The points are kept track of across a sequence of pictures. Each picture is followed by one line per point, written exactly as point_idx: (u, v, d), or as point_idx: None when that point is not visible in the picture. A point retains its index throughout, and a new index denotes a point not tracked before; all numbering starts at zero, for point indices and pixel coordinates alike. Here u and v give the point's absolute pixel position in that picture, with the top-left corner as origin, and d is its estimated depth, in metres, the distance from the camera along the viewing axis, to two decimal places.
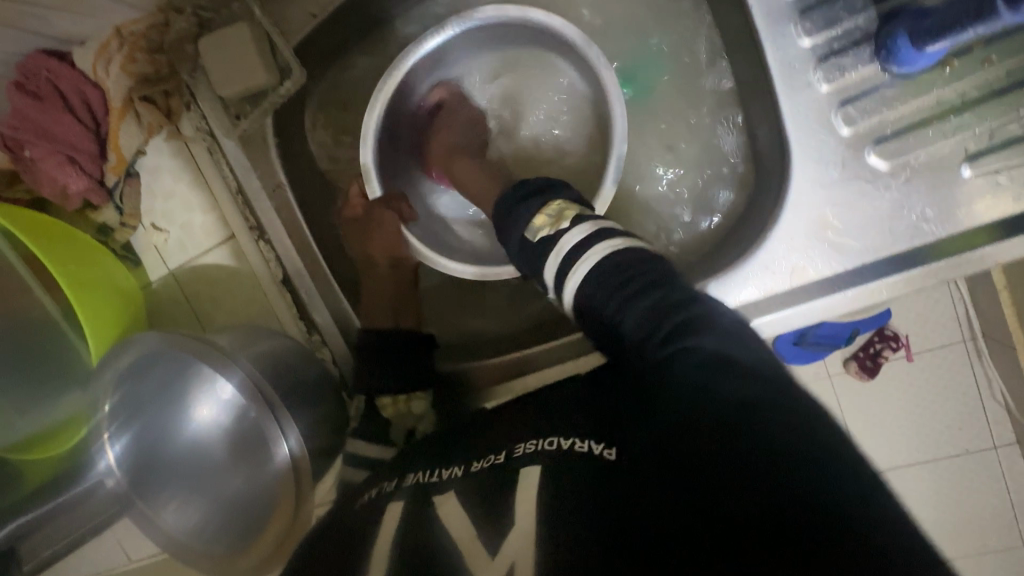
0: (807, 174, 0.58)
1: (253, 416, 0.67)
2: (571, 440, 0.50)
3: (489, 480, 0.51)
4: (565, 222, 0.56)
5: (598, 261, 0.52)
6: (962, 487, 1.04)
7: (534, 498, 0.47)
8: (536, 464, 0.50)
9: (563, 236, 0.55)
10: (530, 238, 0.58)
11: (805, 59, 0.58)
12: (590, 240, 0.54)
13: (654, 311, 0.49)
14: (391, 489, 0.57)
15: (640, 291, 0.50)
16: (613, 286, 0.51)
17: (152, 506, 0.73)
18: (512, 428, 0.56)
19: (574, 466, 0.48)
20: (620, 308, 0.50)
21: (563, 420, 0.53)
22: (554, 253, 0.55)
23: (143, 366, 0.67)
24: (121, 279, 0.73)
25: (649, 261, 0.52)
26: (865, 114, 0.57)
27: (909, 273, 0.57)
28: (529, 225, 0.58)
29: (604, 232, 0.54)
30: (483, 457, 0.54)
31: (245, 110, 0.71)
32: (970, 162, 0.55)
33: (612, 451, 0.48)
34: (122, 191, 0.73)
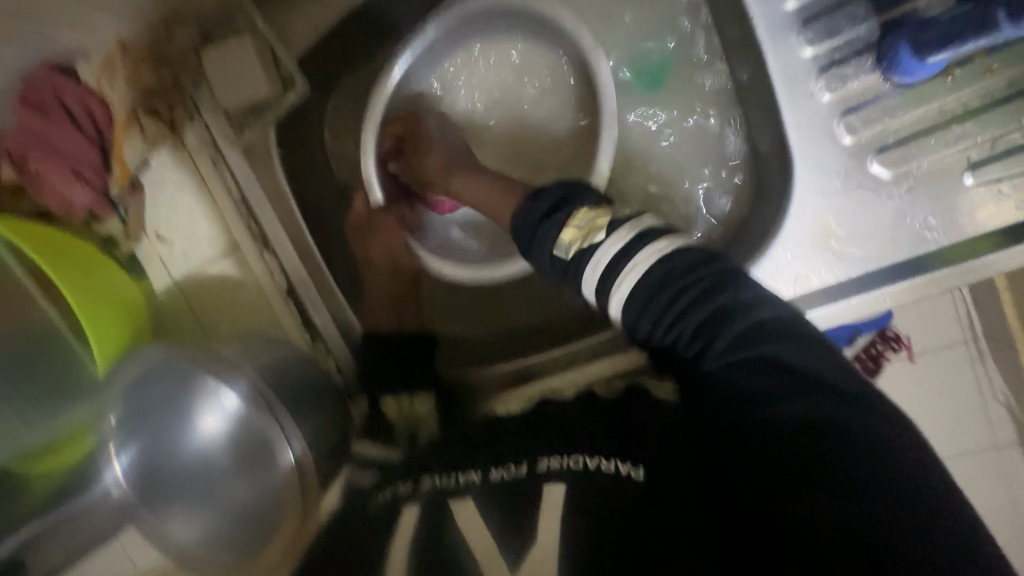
0: (810, 183, 0.59)
1: (257, 425, 0.69)
2: (598, 460, 0.49)
3: (508, 494, 0.50)
4: (598, 232, 0.53)
5: (644, 266, 0.51)
6: (965, 487, 1.04)
7: (558, 514, 0.46)
8: (560, 480, 0.49)
9: (598, 248, 0.53)
10: (558, 254, 0.56)
11: (807, 69, 0.58)
12: (639, 242, 0.52)
13: (708, 322, 0.50)
14: (403, 494, 0.56)
15: (684, 297, 0.51)
16: (657, 292, 0.51)
17: (159, 516, 0.74)
18: (529, 440, 0.55)
19: (599, 484, 0.47)
20: (670, 315, 0.51)
21: (587, 435, 0.53)
22: (586, 264, 0.54)
23: (147, 380, 0.68)
24: (126, 290, 0.73)
25: (700, 265, 0.51)
26: (867, 124, 0.57)
27: (914, 280, 0.58)
28: (559, 242, 0.56)
29: (647, 236, 0.52)
30: (500, 467, 0.53)
31: (249, 121, 0.72)
32: (972, 171, 0.55)
33: (640, 469, 0.48)
34: (127, 203, 0.74)
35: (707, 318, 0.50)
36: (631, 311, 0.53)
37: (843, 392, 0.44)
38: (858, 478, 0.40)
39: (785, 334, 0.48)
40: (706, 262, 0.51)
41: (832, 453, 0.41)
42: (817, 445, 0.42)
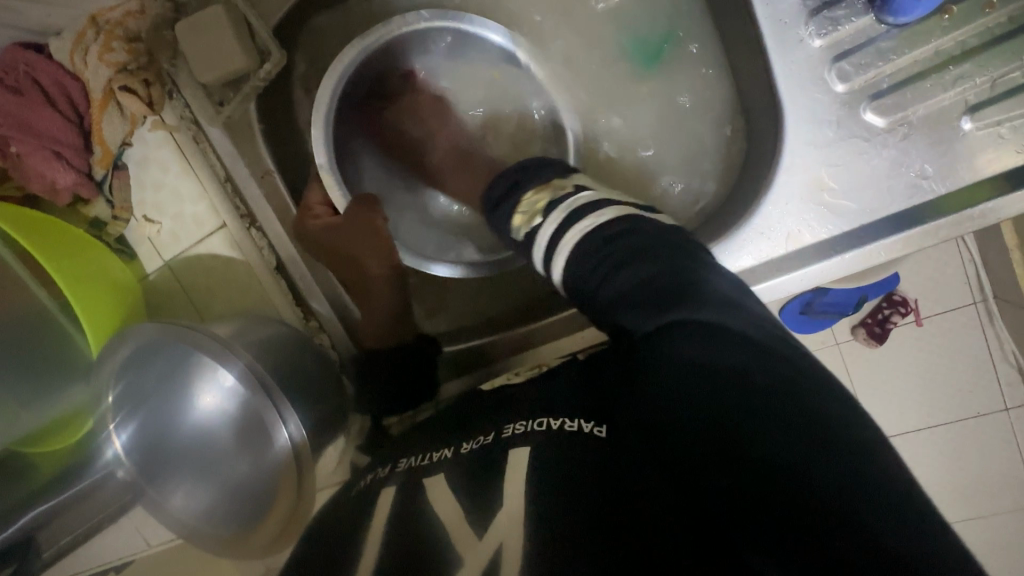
0: (801, 135, 0.57)
1: (252, 404, 0.67)
2: (561, 420, 0.50)
3: (478, 460, 0.51)
4: (540, 214, 0.57)
5: (585, 232, 0.52)
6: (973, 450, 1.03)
7: (522, 476, 0.47)
8: (526, 445, 0.49)
9: (538, 229, 0.57)
10: (515, 236, 0.61)
11: (797, 13, 0.55)
12: (569, 221, 0.54)
13: (641, 284, 0.47)
14: (384, 474, 0.57)
15: (614, 262, 0.49)
16: (593, 264, 0.51)
17: (160, 492, 0.74)
18: (501, 412, 0.56)
19: (559, 447, 0.47)
20: (602, 288, 0.50)
21: (556, 403, 0.52)
22: (536, 245, 0.57)
23: (143, 357, 0.68)
24: (118, 272, 0.73)
25: (629, 232, 0.50)
26: (860, 69, 0.55)
27: (909, 232, 0.55)
28: (512, 228, 0.61)
29: (577, 215, 0.54)
30: (473, 439, 0.54)
31: (229, 96, 0.71)
32: (971, 115, 0.53)
33: (605, 428, 0.48)
34: (111, 185, 0.73)
35: (636, 284, 0.47)
36: (571, 279, 0.53)
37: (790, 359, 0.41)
38: (799, 442, 0.37)
39: (722, 299, 0.44)
40: (616, 236, 0.50)
41: (781, 426, 0.37)
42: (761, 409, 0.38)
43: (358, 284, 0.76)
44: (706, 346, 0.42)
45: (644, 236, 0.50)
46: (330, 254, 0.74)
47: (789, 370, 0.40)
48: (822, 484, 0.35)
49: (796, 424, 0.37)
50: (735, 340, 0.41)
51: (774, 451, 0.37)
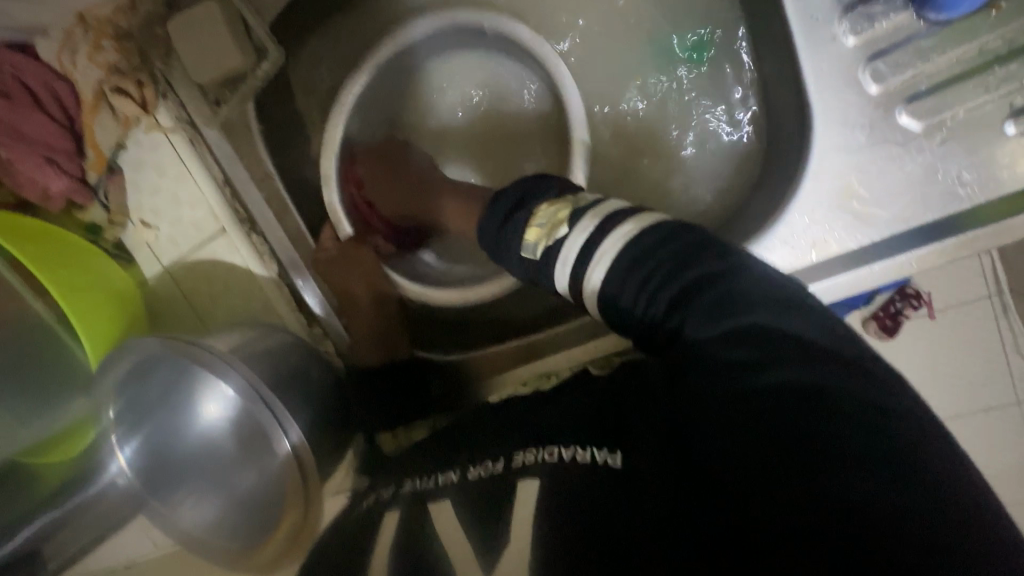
0: (832, 140, 0.53)
1: (251, 415, 0.65)
2: (572, 450, 0.48)
3: (487, 487, 0.49)
4: (562, 224, 0.51)
5: (614, 247, 0.48)
6: (985, 445, 1.00)
7: (529, 515, 0.44)
8: (533, 478, 0.47)
9: (563, 246, 0.51)
10: (525, 253, 0.54)
11: (829, 9, 0.52)
12: (601, 233, 0.49)
13: (689, 291, 0.45)
14: (387, 497, 0.57)
15: (662, 270, 0.47)
16: (647, 268, 0.47)
17: (168, 503, 0.73)
18: (508, 436, 0.54)
19: (574, 476, 0.45)
20: (641, 293, 0.47)
21: (567, 426, 0.51)
22: (557, 262, 0.51)
23: (143, 374, 0.66)
24: (116, 280, 0.70)
25: (680, 235, 0.48)
26: (897, 70, 0.51)
27: (943, 243, 0.53)
28: (526, 242, 0.53)
29: (610, 222, 0.50)
30: (479, 465, 0.52)
31: (225, 96, 0.69)
32: (1015, 119, 0.50)
33: (618, 457, 0.46)
34: (107, 189, 0.70)
35: (686, 288, 0.45)
36: (609, 287, 0.49)
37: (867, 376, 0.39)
38: (852, 446, 0.35)
39: (787, 309, 0.42)
40: (660, 245, 0.48)
41: (834, 438, 0.35)
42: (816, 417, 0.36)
43: (352, 309, 0.77)
44: (759, 353, 0.40)
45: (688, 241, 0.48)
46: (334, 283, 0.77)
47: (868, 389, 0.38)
48: (880, 493, 0.33)
49: (848, 424, 0.36)
50: (799, 350, 0.40)
51: (843, 451, 0.35)
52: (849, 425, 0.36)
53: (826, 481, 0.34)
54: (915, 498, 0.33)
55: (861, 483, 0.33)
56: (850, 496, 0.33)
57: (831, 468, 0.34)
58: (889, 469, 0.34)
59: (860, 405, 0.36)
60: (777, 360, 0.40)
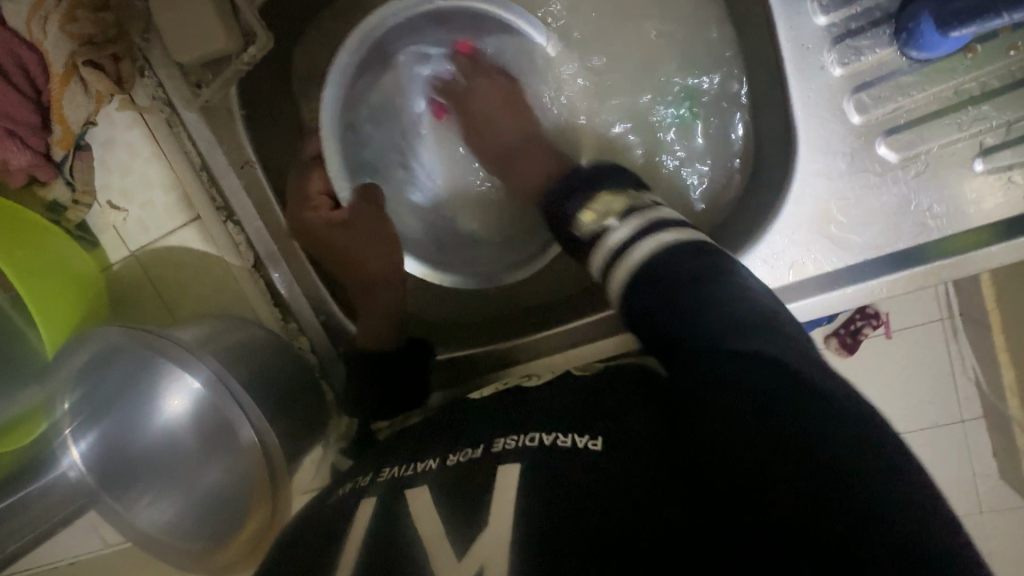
0: (813, 165, 0.55)
1: (216, 407, 0.62)
2: (554, 435, 0.47)
3: (462, 475, 0.48)
4: (613, 217, 0.56)
5: (652, 246, 0.53)
6: (926, 459, 1.05)
7: (510, 502, 0.44)
8: (517, 461, 0.46)
9: (610, 232, 0.56)
10: (575, 229, 0.59)
11: (820, 39, 0.54)
12: (649, 230, 0.54)
13: (704, 304, 0.46)
14: (363, 485, 0.53)
15: (689, 275, 0.49)
16: (660, 279, 0.51)
17: (123, 501, 0.70)
18: (490, 422, 0.53)
19: (556, 461, 0.45)
20: (656, 290, 0.50)
21: (564, 410, 0.51)
22: (601, 249, 0.56)
23: (100, 365, 0.64)
24: (79, 263, 0.67)
25: (705, 251, 0.51)
26: (878, 102, 0.54)
27: (911, 271, 0.55)
28: (578, 222, 0.59)
29: (658, 224, 0.54)
30: (460, 450, 0.50)
31: (207, 79, 0.65)
32: (983, 157, 0.52)
33: (598, 442, 0.46)
34: (73, 166, 0.68)
35: (701, 299, 0.47)
36: (644, 269, 0.52)
37: (846, 400, 0.40)
38: (801, 466, 0.37)
39: (775, 332, 0.44)
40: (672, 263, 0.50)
41: (817, 446, 0.37)
42: (805, 431, 0.38)
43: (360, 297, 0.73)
44: (758, 372, 0.41)
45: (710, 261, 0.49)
46: (325, 251, 0.72)
47: (847, 411, 0.39)
48: (855, 495, 0.35)
49: (808, 447, 0.37)
50: (793, 375, 0.40)
51: (829, 458, 0.37)
52: (835, 438, 0.37)
53: (799, 489, 0.36)
54: (867, 510, 0.34)
55: (843, 487, 0.35)
56: (798, 506, 0.36)
57: (812, 472, 0.36)
58: (851, 490, 0.35)
59: (845, 429, 0.38)
60: (779, 377, 0.40)
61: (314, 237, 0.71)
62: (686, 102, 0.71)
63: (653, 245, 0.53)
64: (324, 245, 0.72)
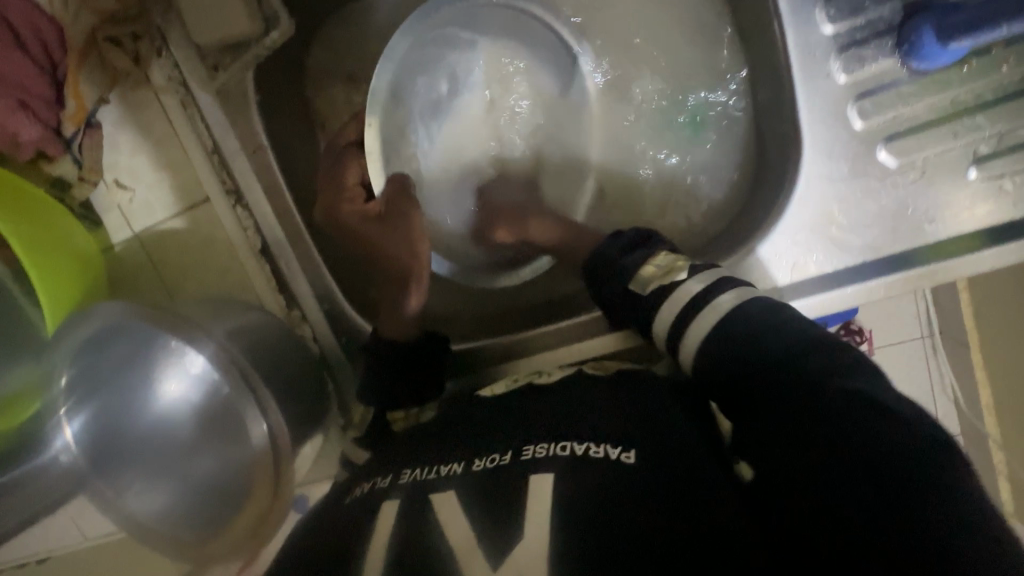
0: (818, 168, 0.57)
1: (226, 394, 0.62)
2: (586, 445, 0.48)
3: (489, 482, 0.47)
4: (680, 271, 0.58)
5: (728, 305, 0.53)
6: None
7: (546, 509, 0.44)
8: (549, 470, 0.46)
9: (680, 286, 0.57)
10: (637, 288, 0.59)
11: (827, 47, 0.56)
12: (718, 288, 0.55)
13: (766, 350, 0.49)
14: (384, 486, 0.51)
15: (757, 327, 0.51)
16: (734, 334, 0.51)
17: (114, 487, 0.68)
18: (514, 428, 0.53)
19: (594, 473, 0.46)
20: (727, 339, 0.52)
21: (596, 420, 0.51)
22: (669, 298, 0.57)
23: (103, 341, 0.63)
24: (81, 243, 0.66)
25: (768, 303, 0.52)
26: (880, 109, 0.56)
27: (908, 272, 0.57)
28: (638, 277, 0.59)
29: (723, 283, 0.55)
30: (486, 456, 0.50)
31: (225, 62, 0.66)
32: (977, 165, 0.55)
33: (630, 453, 0.48)
34: (81, 144, 0.67)
35: (761, 345, 0.49)
36: (720, 328, 0.53)
37: (911, 428, 0.41)
38: (868, 498, 0.40)
39: (835, 370, 0.46)
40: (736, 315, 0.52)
41: (874, 476, 0.40)
42: (865, 462, 0.41)
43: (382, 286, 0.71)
44: (818, 407, 0.44)
45: (783, 317, 0.51)
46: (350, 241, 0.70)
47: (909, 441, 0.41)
48: (914, 522, 0.38)
49: (873, 482, 0.40)
50: (855, 411, 0.43)
51: (885, 487, 0.40)
52: (892, 465, 0.40)
53: (850, 519, 0.40)
54: (924, 532, 0.38)
55: (899, 515, 0.39)
56: (859, 530, 0.39)
57: (862, 503, 0.40)
58: (907, 514, 0.38)
59: (906, 460, 0.40)
60: (835, 415, 0.43)
61: (343, 225, 0.69)
62: (694, 117, 0.73)
63: (726, 303, 0.54)
64: (350, 237, 0.69)
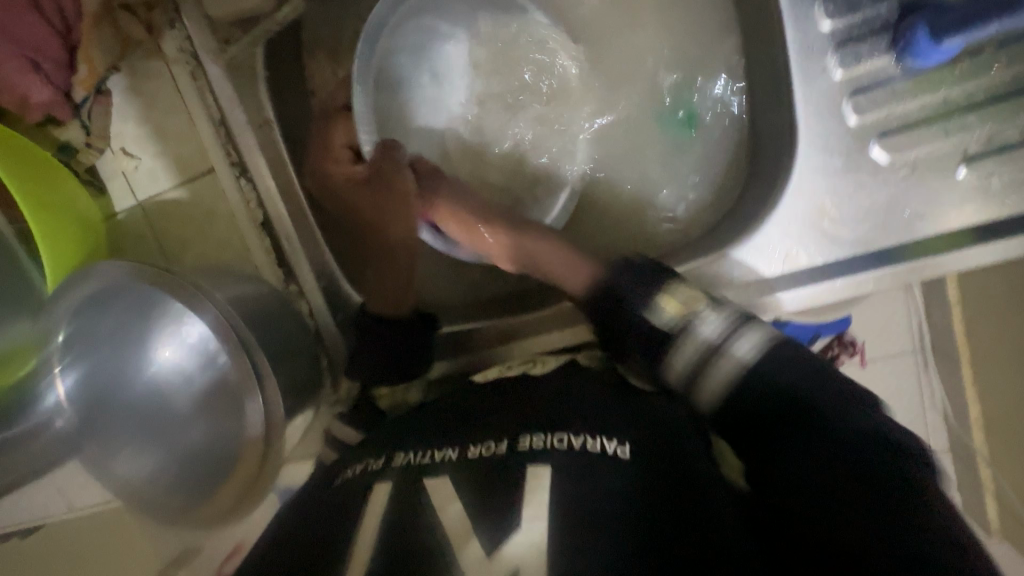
0: (811, 161, 0.59)
1: (221, 363, 0.63)
2: (583, 439, 0.47)
3: (484, 471, 0.46)
4: (702, 307, 0.55)
5: (752, 349, 0.52)
6: None
7: (546, 501, 0.43)
8: (546, 463, 0.45)
9: (699, 325, 0.55)
10: (653, 318, 0.57)
11: (824, 43, 0.58)
12: (749, 326, 0.53)
13: (794, 394, 0.49)
14: (377, 468, 0.51)
15: (787, 370, 0.51)
16: (761, 373, 0.51)
17: (106, 448, 0.69)
18: (506, 416, 0.51)
19: (585, 468, 0.45)
20: (754, 379, 0.51)
21: (591, 413, 0.50)
22: (686, 339, 0.55)
23: (100, 301, 0.63)
24: (84, 206, 0.68)
25: (795, 348, 0.52)
26: (874, 106, 0.58)
27: (895, 267, 0.58)
28: (655, 308, 0.57)
29: (750, 322, 0.54)
30: (481, 444, 0.48)
31: (236, 36, 0.67)
32: (966, 163, 0.56)
33: (626, 449, 0.46)
34: (90, 109, 0.69)
35: (785, 388, 0.50)
36: (747, 369, 0.52)
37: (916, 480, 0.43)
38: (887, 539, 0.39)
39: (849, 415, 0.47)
40: (780, 360, 0.51)
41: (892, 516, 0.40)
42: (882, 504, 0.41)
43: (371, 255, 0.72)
44: (843, 447, 0.44)
45: (807, 361, 0.51)
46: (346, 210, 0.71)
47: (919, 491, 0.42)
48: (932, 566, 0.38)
49: (893, 526, 0.40)
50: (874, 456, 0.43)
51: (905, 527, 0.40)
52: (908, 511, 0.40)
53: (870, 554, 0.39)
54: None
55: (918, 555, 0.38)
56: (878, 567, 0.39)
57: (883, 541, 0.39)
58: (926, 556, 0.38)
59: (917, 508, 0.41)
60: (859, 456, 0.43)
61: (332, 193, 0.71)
62: (692, 113, 0.74)
63: (746, 351, 0.53)
64: (338, 206, 0.71)
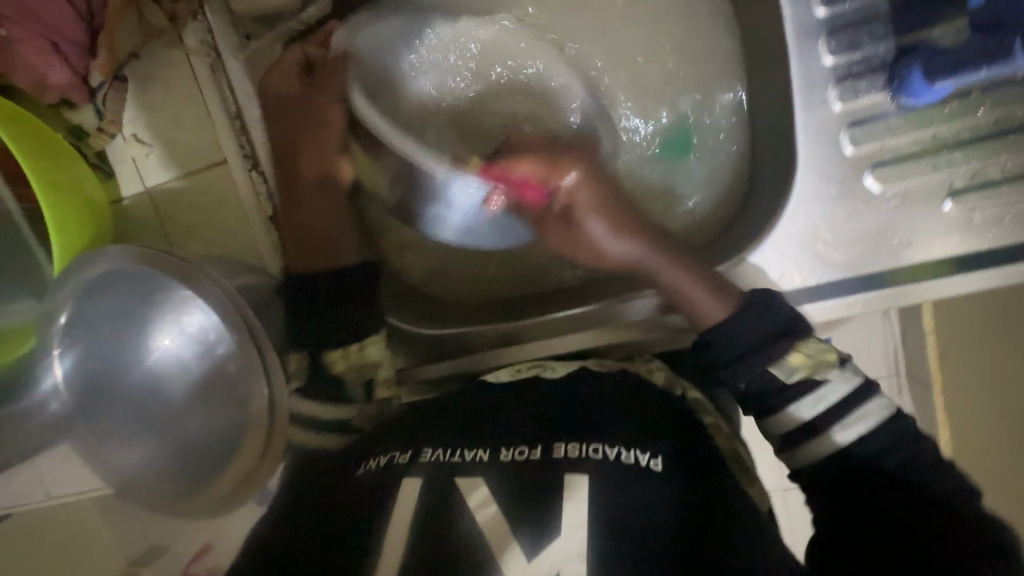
0: (811, 187, 0.62)
1: (220, 354, 0.62)
2: (616, 450, 0.50)
3: (525, 476, 0.48)
4: (828, 367, 0.59)
5: (868, 423, 0.57)
6: None
7: (584, 506, 0.46)
8: (583, 472, 0.48)
9: (828, 384, 0.58)
10: (781, 372, 0.59)
11: (826, 77, 0.61)
12: (864, 399, 0.58)
13: (895, 479, 0.55)
14: (404, 462, 0.51)
15: (891, 454, 0.56)
16: (872, 454, 0.56)
17: (99, 435, 0.67)
18: (533, 421, 0.53)
19: (628, 477, 0.48)
20: (860, 458, 0.56)
21: (620, 427, 0.53)
22: (811, 393, 0.58)
23: (102, 285, 0.62)
24: (92, 190, 0.68)
25: (903, 429, 0.57)
26: (869, 139, 0.61)
27: (883, 291, 0.61)
28: (785, 363, 0.59)
29: (867, 395, 0.58)
30: (513, 447, 0.51)
31: (257, 32, 0.71)
32: (952, 197, 0.60)
33: (657, 460, 0.50)
34: (106, 95, 0.68)
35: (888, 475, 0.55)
36: (857, 444, 0.57)
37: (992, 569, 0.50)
38: None
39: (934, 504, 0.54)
40: (894, 445, 0.56)
41: None
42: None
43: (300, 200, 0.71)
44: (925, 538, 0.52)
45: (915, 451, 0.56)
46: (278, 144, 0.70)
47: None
48: None
49: None
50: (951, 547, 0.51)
51: None
52: None
53: None
54: None
55: None
56: None
57: None
58: None
59: None
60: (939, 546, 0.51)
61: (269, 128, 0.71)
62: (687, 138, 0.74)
63: (851, 430, 0.57)
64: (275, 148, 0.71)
